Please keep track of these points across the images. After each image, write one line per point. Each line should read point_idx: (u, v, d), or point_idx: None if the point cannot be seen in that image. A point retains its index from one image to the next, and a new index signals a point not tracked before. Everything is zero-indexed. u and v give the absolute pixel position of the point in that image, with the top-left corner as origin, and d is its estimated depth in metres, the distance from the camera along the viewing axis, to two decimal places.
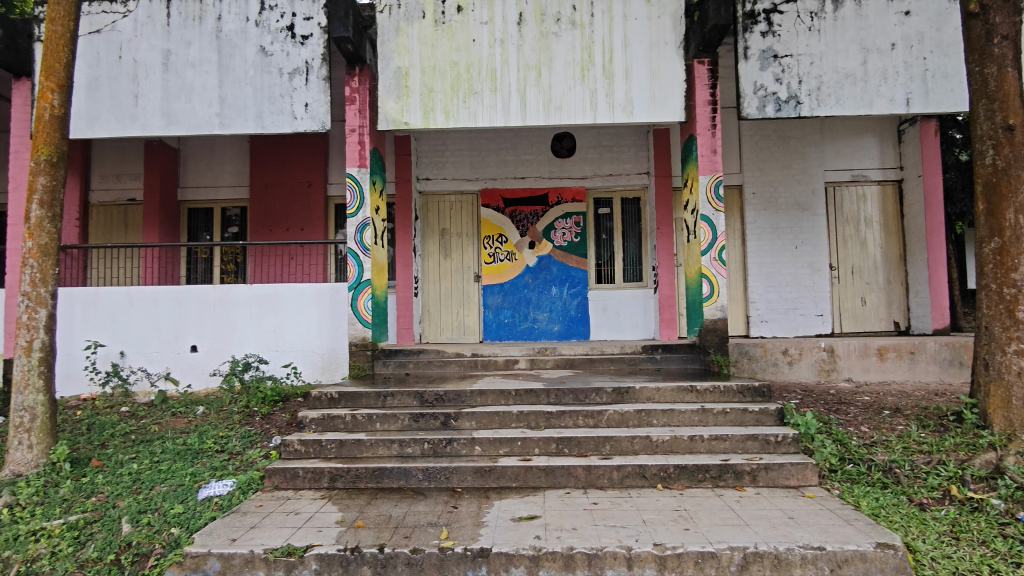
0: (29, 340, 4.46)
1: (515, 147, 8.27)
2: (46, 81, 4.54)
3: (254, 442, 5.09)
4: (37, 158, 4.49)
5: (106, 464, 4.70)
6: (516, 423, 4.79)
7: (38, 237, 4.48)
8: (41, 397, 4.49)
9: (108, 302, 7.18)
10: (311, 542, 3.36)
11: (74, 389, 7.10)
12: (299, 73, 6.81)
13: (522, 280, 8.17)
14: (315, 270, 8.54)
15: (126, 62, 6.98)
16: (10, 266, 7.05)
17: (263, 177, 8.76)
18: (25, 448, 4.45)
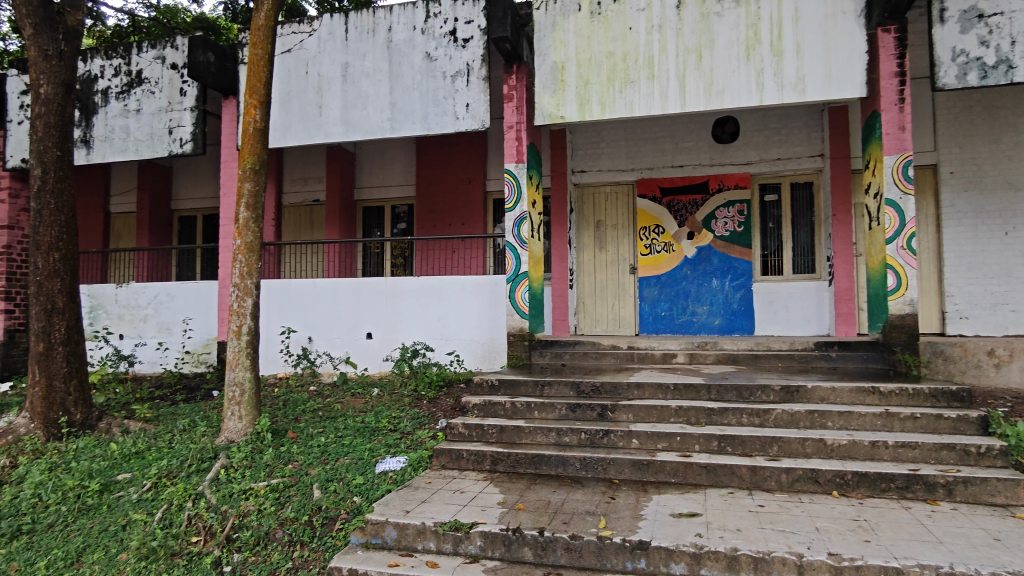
0: (239, 325, 5.12)
1: (673, 135, 8.03)
2: (250, 98, 5.17)
3: (422, 424, 5.45)
4: (244, 166, 5.13)
5: (299, 436, 5.28)
6: (675, 418, 4.68)
7: (245, 235, 5.12)
8: (248, 374, 5.16)
9: (299, 292, 8.05)
10: (476, 519, 3.54)
11: (272, 368, 8.04)
12: (461, 75, 7.13)
13: (681, 272, 7.95)
14: (476, 264, 8.92)
15: (311, 76, 7.74)
16: (223, 262, 8.15)
17: (428, 176, 9.30)
18: (237, 418, 5.14)
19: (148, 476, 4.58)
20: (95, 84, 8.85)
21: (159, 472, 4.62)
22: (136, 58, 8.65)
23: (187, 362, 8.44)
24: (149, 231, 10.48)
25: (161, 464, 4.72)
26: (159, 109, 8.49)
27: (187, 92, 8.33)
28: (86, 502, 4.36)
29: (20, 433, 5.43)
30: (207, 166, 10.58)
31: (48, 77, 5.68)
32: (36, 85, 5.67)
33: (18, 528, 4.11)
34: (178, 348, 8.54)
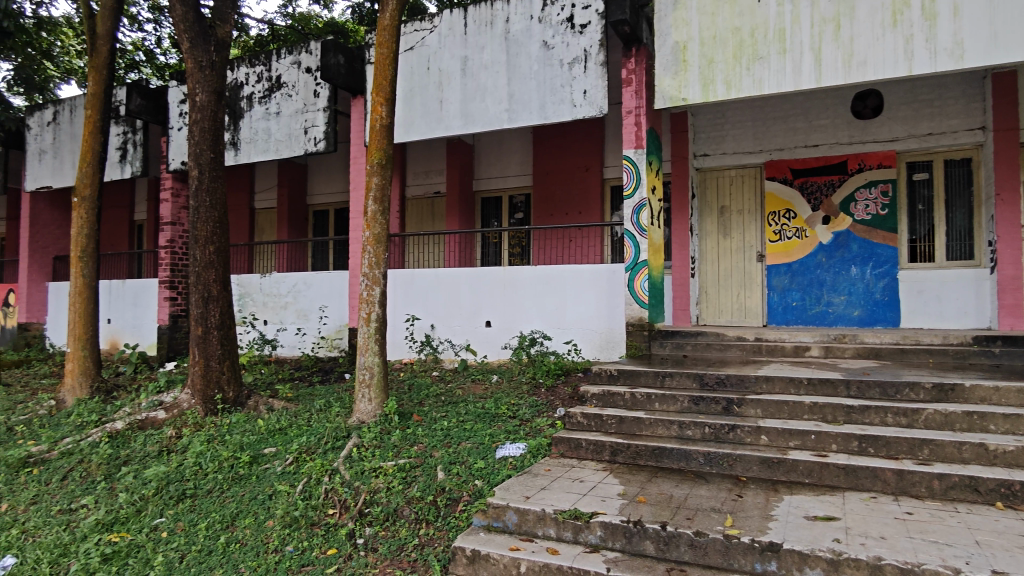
0: (368, 312, 5.39)
1: (806, 112, 7.51)
2: (377, 96, 5.41)
3: (541, 412, 5.51)
4: (372, 162, 5.39)
5: (424, 419, 5.51)
6: (809, 415, 4.40)
7: (374, 227, 5.37)
8: (376, 359, 5.43)
9: (422, 281, 8.38)
10: (596, 509, 3.53)
11: (398, 354, 8.43)
12: (578, 61, 7.06)
13: (815, 259, 7.45)
14: (593, 252, 8.85)
15: (433, 72, 7.98)
16: (354, 253, 8.64)
17: (545, 165, 9.33)
18: (367, 400, 5.44)
19: (291, 451, 4.97)
20: (241, 91, 9.66)
21: (299, 448, 4.99)
22: (275, 64, 9.33)
23: (322, 346, 9.05)
24: (287, 224, 11.35)
25: (302, 441, 5.10)
26: (296, 111, 9.11)
27: (320, 94, 8.88)
28: (239, 471, 4.81)
29: (184, 408, 6.09)
30: (338, 163, 11.25)
31: (203, 86, 6.26)
32: (193, 93, 6.26)
33: (183, 491, 4.60)
34: (314, 333, 9.19)
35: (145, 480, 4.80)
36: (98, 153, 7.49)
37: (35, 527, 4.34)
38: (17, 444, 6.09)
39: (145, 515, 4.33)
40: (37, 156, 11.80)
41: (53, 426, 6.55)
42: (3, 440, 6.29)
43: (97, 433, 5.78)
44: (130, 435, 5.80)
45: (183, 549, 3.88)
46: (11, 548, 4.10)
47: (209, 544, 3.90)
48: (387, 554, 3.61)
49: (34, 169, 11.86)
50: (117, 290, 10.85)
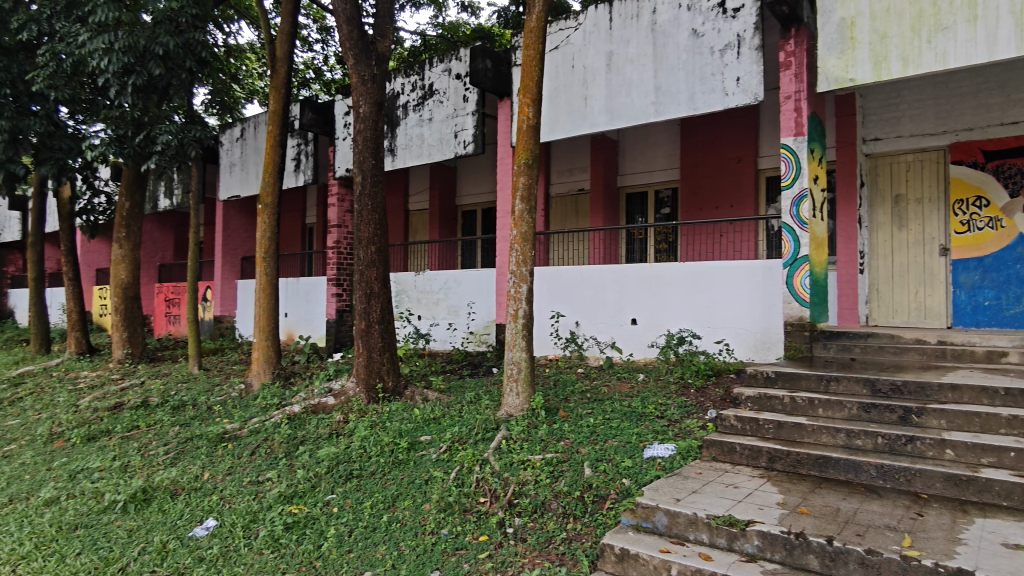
0: (516, 309, 5.51)
1: (1003, 85, 6.59)
2: (524, 98, 5.52)
3: (690, 413, 5.35)
4: (519, 162, 5.50)
5: (570, 415, 5.56)
6: (1006, 430, 3.88)
7: (521, 226, 5.47)
8: (523, 354, 5.54)
9: (568, 278, 8.44)
10: (753, 517, 3.37)
11: (544, 350, 8.56)
12: (731, 47, 6.73)
13: (1013, 253, 6.55)
14: (746, 248, 8.41)
15: (578, 69, 8.00)
16: (502, 251, 8.89)
17: (694, 157, 9.01)
18: (515, 394, 5.59)
19: (445, 440, 5.24)
20: (398, 100, 10.29)
21: (453, 437, 5.25)
22: (428, 72, 9.84)
23: (471, 341, 9.43)
24: (438, 224, 11.95)
25: (455, 430, 5.36)
26: (447, 116, 9.54)
27: (470, 98, 9.23)
28: (398, 456, 5.15)
29: (351, 395, 6.64)
30: (486, 164, 11.65)
31: (365, 98, 6.75)
32: (357, 105, 6.77)
33: (351, 471, 5.02)
34: (464, 329, 9.59)
35: (318, 459, 5.30)
36: (278, 164, 8.32)
37: (231, 495, 4.94)
38: (216, 422, 6.97)
39: (319, 491, 4.77)
40: (228, 168, 13.40)
41: (244, 407, 7.42)
42: (205, 417, 7.24)
43: (279, 414, 6.48)
44: (305, 418, 6.43)
45: (351, 524, 4.24)
46: (212, 511, 4.70)
47: (374, 521, 4.22)
48: (536, 545, 3.69)
49: (226, 180, 13.48)
50: (292, 287, 12.02)
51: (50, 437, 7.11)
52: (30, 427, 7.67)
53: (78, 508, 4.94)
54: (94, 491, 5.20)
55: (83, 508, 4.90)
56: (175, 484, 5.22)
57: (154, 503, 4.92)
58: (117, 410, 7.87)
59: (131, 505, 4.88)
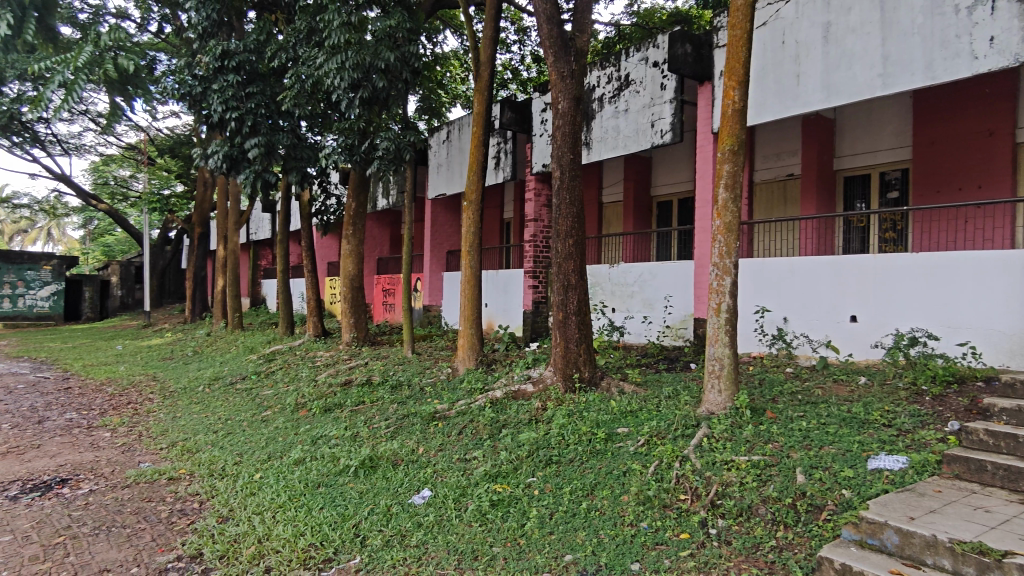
0: (718, 303, 5.27)
1: None
2: (730, 81, 5.25)
3: (925, 423, 4.75)
4: (724, 149, 5.24)
5: (779, 417, 5.22)
6: None
7: (725, 216, 5.22)
8: (727, 350, 5.29)
9: (775, 271, 7.89)
10: (1012, 549, 2.91)
11: (748, 346, 8.11)
12: (982, 3, 5.81)
13: None
14: (999, 236, 7.21)
15: (789, 45, 7.43)
16: (702, 243, 8.56)
17: (930, 133, 7.93)
18: (717, 391, 5.37)
19: (642, 433, 5.23)
20: (594, 93, 10.35)
21: (651, 431, 5.22)
22: (624, 63, 9.76)
23: (667, 335, 9.21)
24: (633, 216, 11.87)
25: (653, 425, 5.32)
26: (644, 106, 9.40)
27: (668, 86, 8.99)
28: (596, 446, 5.23)
29: (548, 383, 6.88)
30: (684, 153, 11.31)
31: (565, 94, 6.88)
32: (556, 101, 6.93)
33: (550, 457, 5.20)
34: (660, 322, 9.39)
35: (520, 443, 5.57)
36: (481, 162, 8.80)
37: (443, 469, 5.38)
38: (428, 401, 7.64)
39: (521, 473, 5.01)
40: (437, 168, 14.53)
41: (451, 389, 8.04)
42: (418, 397, 7.95)
43: (483, 398, 6.93)
44: (507, 403, 6.79)
45: (552, 507, 4.39)
46: (427, 483, 5.16)
47: (573, 507, 4.33)
48: (741, 550, 3.54)
49: (434, 180, 14.63)
50: (493, 279, 12.69)
51: (297, 407, 8.31)
52: (282, 397, 9.02)
53: (319, 469, 5.71)
54: (331, 456, 5.98)
55: (324, 470, 5.65)
56: (396, 455, 5.82)
57: (379, 470, 5.53)
58: (347, 386, 8.96)
59: (361, 470, 5.53)
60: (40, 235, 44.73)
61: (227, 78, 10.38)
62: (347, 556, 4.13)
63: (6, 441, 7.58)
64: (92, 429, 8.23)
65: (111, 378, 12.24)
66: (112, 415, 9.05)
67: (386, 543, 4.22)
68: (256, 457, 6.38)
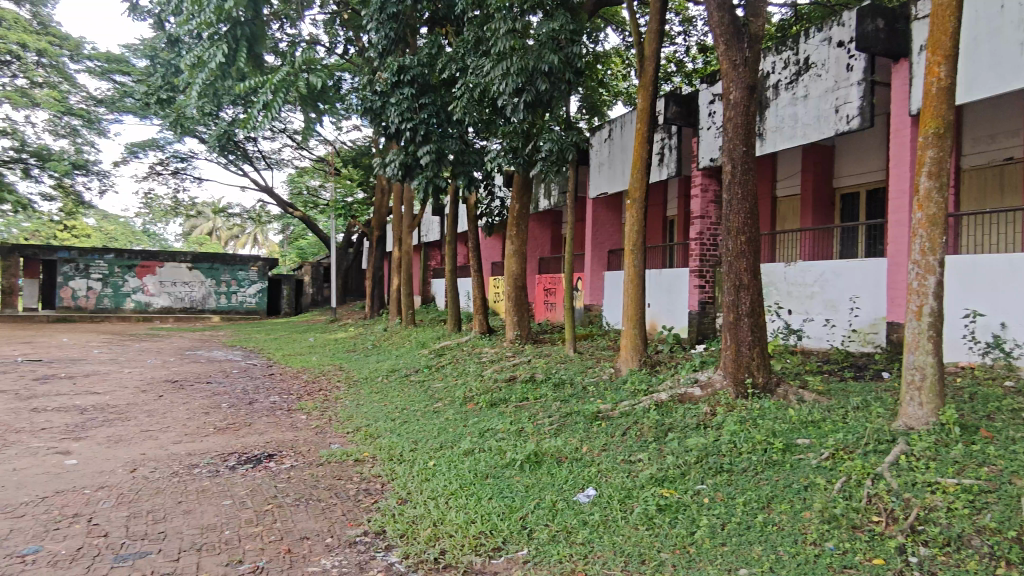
0: (920, 305, 4.71)
1: None
2: (934, 56, 4.67)
3: None
4: (926, 132, 4.67)
5: (996, 437, 4.57)
6: None
7: (927, 208, 4.65)
8: (931, 359, 4.69)
9: (990, 270, 6.88)
10: None
11: (956, 355, 7.17)
12: None
13: None
14: None
15: (1009, 10, 6.45)
16: (897, 239, 7.71)
17: None
18: (918, 404, 4.80)
19: (827, 446, 4.84)
20: (769, 80, 9.73)
21: (837, 444, 4.82)
22: (804, 45, 9.07)
23: (854, 341, 8.38)
24: (813, 209, 11.02)
25: (839, 438, 4.91)
26: (827, 90, 8.66)
27: (855, 66, 8.21)
28: (773, 456, 4.92)
29: (718, 388, 6.58)
30: (873, 139, 10.27)
31: (737, 84, 6.53)
32: (728, 92, 6.60)
33: (721, 465, 4.97)
34: (845, 326, 8.58)
35: (688, 448, 5.39)
36: (646, 159, 8.59)
37: (607, 470, 5.36)
38: (591, 400, 7.66)
39: (689, 479, 4.84)
40: (598, 167, 14.51)
41: (615, 390, 7.98)
42: (581, 396, 7.99)
43: (648, 400, 6.81)
44: (672, 406, 6.61)
45: (724, 517, 4.19)
46: (591, 481, 5.17)
47: (748, 519, 4.10)
48: None
49: (595, 179, 14.62)
50: (657, 279, 12.38)
51: (465, 400, 8.73)
52: (452, 390, 9.53)
53: (487, 460, 5.95)
54: (499, 448, 6.22)
55: (492, 462, 5.88)
56: (560, 452, 5.91)
57: (544, 465, 5.63)
58: (512, 382, 9.27)
59: (527, 464, 5.68)
60: (249, 240, 51.39)
61: (403, 92, 11.15)
62: (515, 547, 4.25)
63: (224, 418, 8.79)
64: (291, 412, 9.28)
65: (305, 367, 13.71)
66: (307, 400, 10.15)
67: (552, 538, 4.29)
68: (429, 445, 6.79)
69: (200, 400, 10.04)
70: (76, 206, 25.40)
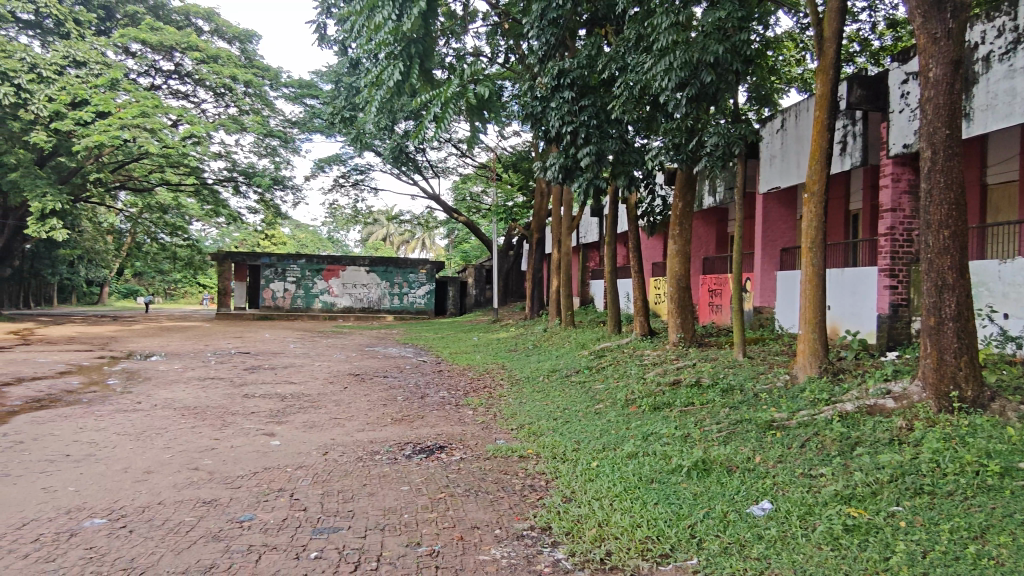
0: None
1: None
2: None
3: None
4: None
5: None
6: None
7: None
8: None
9: None
10: None
11: None
12: None
13: None
14: None
15: None
16: None
17: None
18: None
19: None
20: (977, 53, 8.55)
21: None
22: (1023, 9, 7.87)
23: None
24: None
25: None
26: None
27: None
28: (987, 481, 4.34)
29: (915, 400, 5.92)
30: None
31: (938, 60, 5.82)
32: (927, 71, 5.90)
33: (920, 486, 4.45)
34: None
35: (879, 465, 4.90)
36: (826, 149, 7.90)
37: (784, 483, 5.02)
38: (764, 408, 7.23)
39: (882, 499, 4.39)
40: (769, 161, 13.66)
41: (791, 398, 7.44)
42: (753, 402, 7.57)
43: (830, 411, 6.30)
44: (860, 418, 6.08)
45: (925, 544, 3.75)
46: (767, 494, 4.87)
47: (956, 549, 3.63)
48: None
49: (766, 173, 13.77)
50: (839, 279, 11.35)
51: (627, 402, 8.64)
52: (614, 392, 9.45)
53: (653, 465, 5.84)
54: (664, 454, 6.08)
55: (657, 466, 5.75)
56: (730, 461, 5.65)
57: (713, 473, 5.40)
58: (676, 386, 8.99)
59: (694, 472, 5.48)
60: (418, 245, 54.96)
61: (563, 96, 11.27)
62: (684, 555, 4.13)
63: (401, 410, 9.48)
64: (459, 407, 9.78)
65: (470, 365, 14.37)
66: (473, 396, 10.66)
67: (725, 550, 4.10)
68: (592, 446, 6.81)
69: (380, 392, 10.93)
70: (275, 216, 28.75)
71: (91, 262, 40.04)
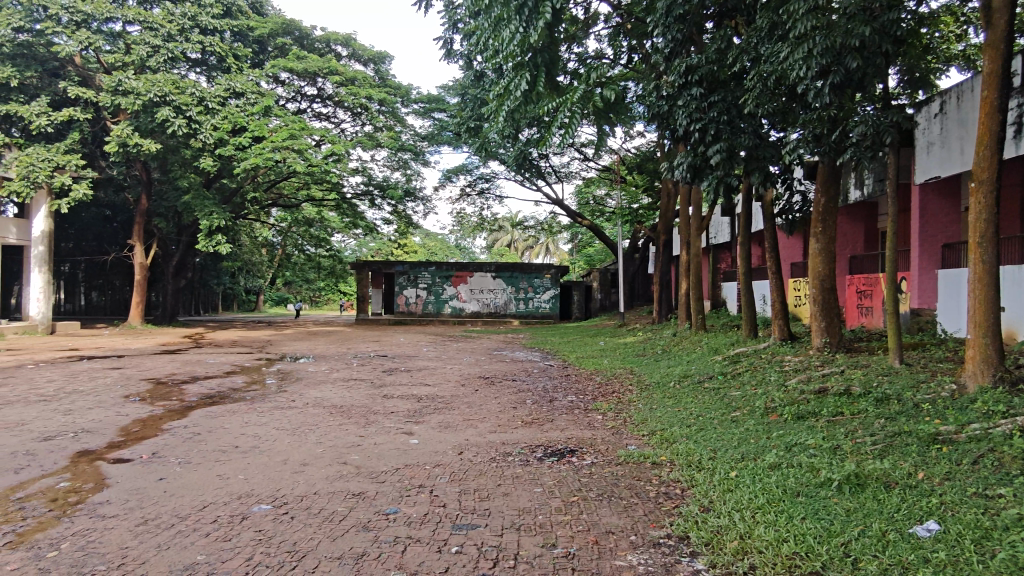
0: None
1: None
2: None
3: None
4: None
5: None
6: None
7: None
8: None
9: None
10: None
11: None
12: None
13: None
14: None
15: None
16: None
17: None
18: None
19: None
20: None
21: None
22: None
23: None
24: None
25: None
26: None
27: None
28: None
29: None
30: None
31: None
32: None
33: None
34: None
35: None
36: (997, 132, 7.06)
37: (954, 502, 4.56)
38: (927, 420, 6.60)
39: None
40: (926, 148, 12.42)
41: (959, 410, 6.72)
42: (913, 413, 6.93)
43: (1008, 424, 5.63)
44: None
45: None
46: (933, 514, 4.45)
47: None
48: None
49: (923, 162, 12.53)
50: (1015, 277, 10.10)
51: (767, 411, 8.22)
52: (751, 400, 9.04)
53: (798, 477, 5.52)
54: (811, 466, 5.73)
55: (803, 479, 5.43)
56: (888, 477, 5.21)
57: (868, 489, 5.01)
58: (822, 395, 8.41)
59: (846, 486, 5.12)
60: (542, 250, 55.61)
61: (691, 92, 10.91)
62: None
63: (531, 413, 9.66)
64: (588, 411, 9.79)
65: (598, 369, 14.32)
66: (603, 401, 10.62)
67: (885, 572, 3.80)
68: (730, 455, 6.55)
69: (510, 395, 11.20)
70: (408, 226, 30.32)
71: (249, 273, 44.31)
